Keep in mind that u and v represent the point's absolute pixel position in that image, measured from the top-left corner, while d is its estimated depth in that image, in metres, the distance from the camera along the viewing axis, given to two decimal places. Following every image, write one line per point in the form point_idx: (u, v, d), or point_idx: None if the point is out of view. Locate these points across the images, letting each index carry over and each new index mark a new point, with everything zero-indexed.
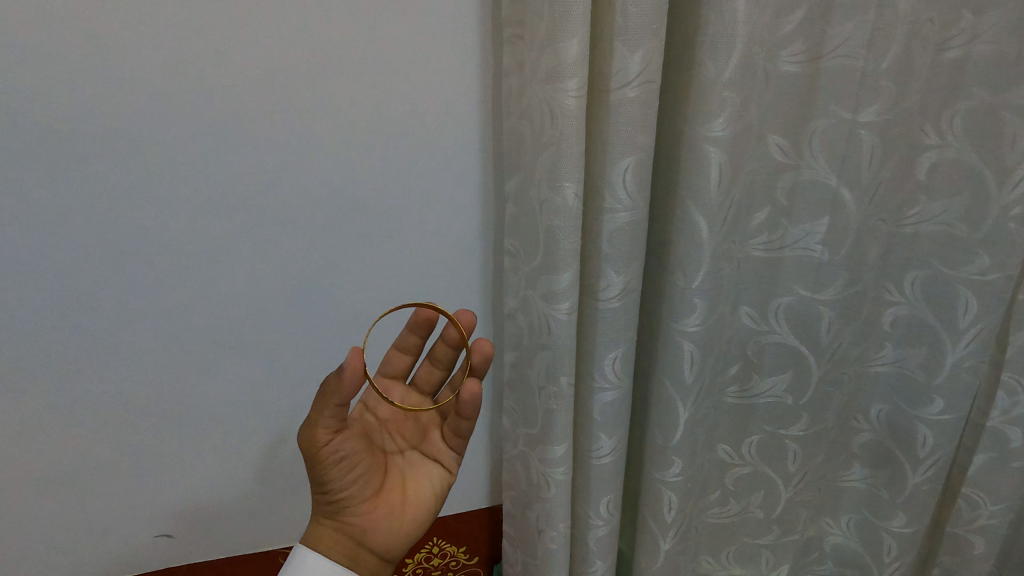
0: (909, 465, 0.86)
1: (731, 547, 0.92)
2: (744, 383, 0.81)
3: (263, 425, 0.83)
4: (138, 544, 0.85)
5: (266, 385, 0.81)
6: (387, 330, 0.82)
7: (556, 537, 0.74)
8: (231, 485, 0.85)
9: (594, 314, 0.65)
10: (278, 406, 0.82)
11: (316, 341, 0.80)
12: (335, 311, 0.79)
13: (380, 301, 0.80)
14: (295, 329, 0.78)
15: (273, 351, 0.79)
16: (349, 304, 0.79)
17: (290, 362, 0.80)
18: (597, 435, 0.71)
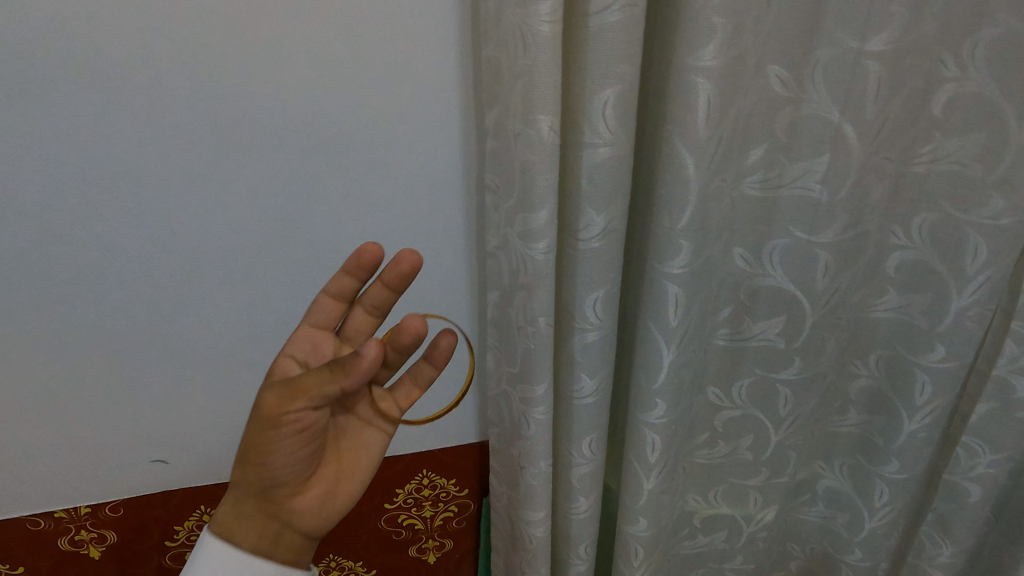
0: (906, 412, 0.85)
1: (719, 487, 0.93)
2: (736, 327, 0.79)
3: (255, 357, 0.84)
4: (132, 470, 0.86)
5: (253, 319, 0.81)
6: None
7: (537, 474, 0.75)
8: (226, 416, 0.87)
9: (574, 255, 0.64)
10: (269, 340, 0.83)
11: (302, 277, 0.79)
12: (321, 247, 0.78)
13: (367, 238, 0.78)
14: (282, 264, 0.78)
15: (260, 285, 0.79)
16: (334, 241, 0.78)
17: (278, 297, 0.80)
18: (579, 375, 0.71)
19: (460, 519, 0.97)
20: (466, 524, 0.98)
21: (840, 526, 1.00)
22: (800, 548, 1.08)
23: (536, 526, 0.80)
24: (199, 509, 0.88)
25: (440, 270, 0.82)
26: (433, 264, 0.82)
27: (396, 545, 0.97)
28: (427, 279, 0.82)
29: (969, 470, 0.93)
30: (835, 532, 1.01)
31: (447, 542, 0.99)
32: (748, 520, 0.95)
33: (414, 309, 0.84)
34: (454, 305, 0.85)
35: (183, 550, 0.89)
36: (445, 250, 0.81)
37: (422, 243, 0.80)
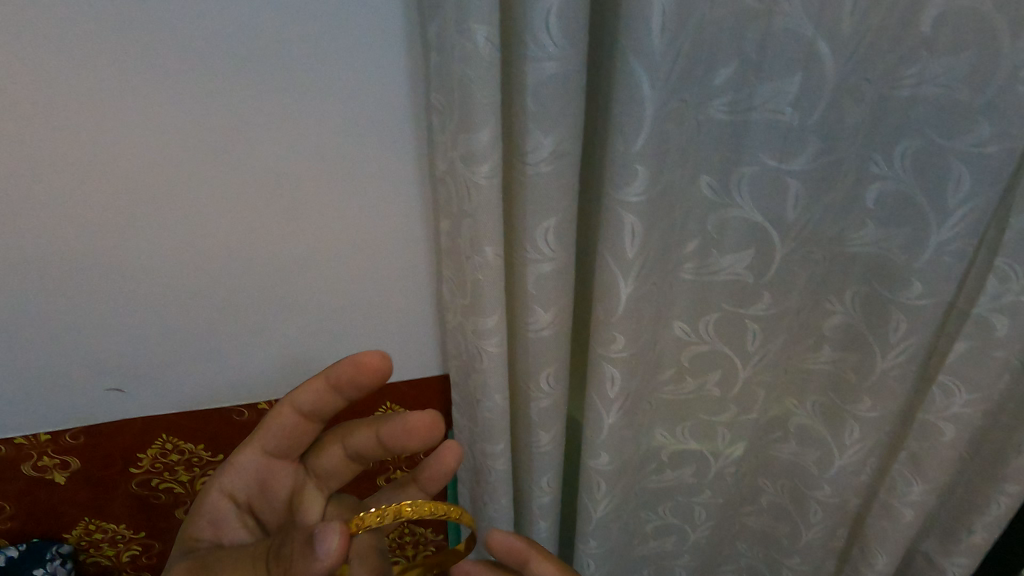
0: (879, 349, 0.83)
1: (686, 423, 0.92)
2: (702, 260, 0.76)
3: (200, 297, 0.78)
4: (86, 401, 0.83)
5: (199, 254, 0.75)
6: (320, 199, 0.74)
7: (493, 407, 0.74)
8: (173, 357, 0.82)
9: (524, 180, 0.60)
10: (215, 279, 0.77)
11: (248, 211, 0.73)
12: (266, 178, 0.71)
13: (317, 168, 0.72)
14: (225, 196, 0.71)
15: (201, 220, 0.72)
16: (280, 171, 0.71)
17: (222, 233, 0.74)
18: (533, 308, 0.68)
19: None
20: None
21: (810, 463, 1.00)
22: (770, 483, 1.09)
23: (494, 458, 0.79)
24: (160, 438, 0.87)
25: (396, 205, 0.77)
26: (388, 198, 0.76)
27: None
28: (381, 214, 0.77)
29: (944, 409, 0.93)
30: (805, 469, 1.02)
31: None
32: (715, 455, 0.95)
33: (371, 245, 0.79)
34: (412, 241, 0.80)
35: (149, 475, 0.89)
36: (401, 183, 0.75)
37: (372, 173, 0.74)
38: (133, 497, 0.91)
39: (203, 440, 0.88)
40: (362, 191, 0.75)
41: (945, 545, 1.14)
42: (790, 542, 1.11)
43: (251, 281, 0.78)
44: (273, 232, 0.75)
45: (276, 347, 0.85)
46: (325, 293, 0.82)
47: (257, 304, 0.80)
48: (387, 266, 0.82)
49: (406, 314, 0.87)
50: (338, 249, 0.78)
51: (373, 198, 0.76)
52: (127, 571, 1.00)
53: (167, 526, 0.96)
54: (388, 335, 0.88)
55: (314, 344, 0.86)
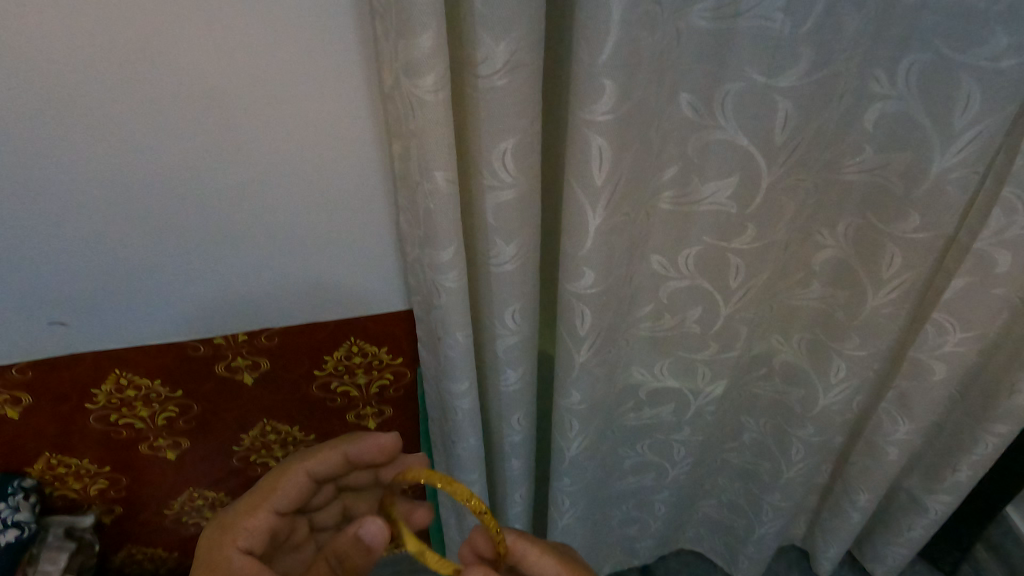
0: (870, 287, 0.80)
1: (666, 360, 0.88)
2: (683, 187, 0.70)
3: (131, 237, 0.69)
4: (23, 340, 0.76)
5: (125, 190, 0.65)
6: (258, 125, 0.63)
7: (455, 345, 0.70)
8: (112, 301, 0.75)
9: (476, 96, 0.53)
10: (146, 221, 0.68)
11: (173, 146, 0.63)
12: (191, 108, 0.60)
13: (250, 97, 0.61)
14: (145, 128, 0.61)
15: (121, 155, 0.62)
16: (207, 100, 0.60)
17: (147, 171, 0.64)
18: (493, 239, 0.63)
19: (397, 387, 0.94)
20: (404, 393, 0.95)
21: (794, 401, 0.98)
22: (753, 421, 1.06)
23: (460, 398, 0.76)
24: (113, 373, 0.82)
25: (345, 138, 0.66)
26: (337, 131, 0.65)
27: (331, 412, 0.94)
28: (330, 149, 0.67)
29: (937, 349, 0.89)
30: (789, 407, 0.99)
31: (385, 410, 0.96)
32: (695, 394, 0.92)
33: (320, 183, 0.69)
34: (368, 180, 0.70)
35: (106, 410, 0.86)
36: (351, 113, 0.64)
37: (315, 93, 0.62)
38: (93, 432, 0.88)
39: (159, 376, 0.83)
40: (305, 122, 0.64)
41: (927, 483, 1.13)
42: (771, 479, 1.10)
43: (187, 222, 0.69)
44: (206, 164, 0.65)
45: (225, 293, 0.77)
46: (273, 236, 0.73)
47: (198, 242, 0.71)
48: (340, 208, 0.72)
49: (367, 259, 0.78)
50: (283, 188, 0.69)
51: (319, 130, 0.65)
52: (96, 502, 0.98)
53: (132, 460, 0.94)
54: (346, 280, 0.79)
55: (265, 290, 0.78)
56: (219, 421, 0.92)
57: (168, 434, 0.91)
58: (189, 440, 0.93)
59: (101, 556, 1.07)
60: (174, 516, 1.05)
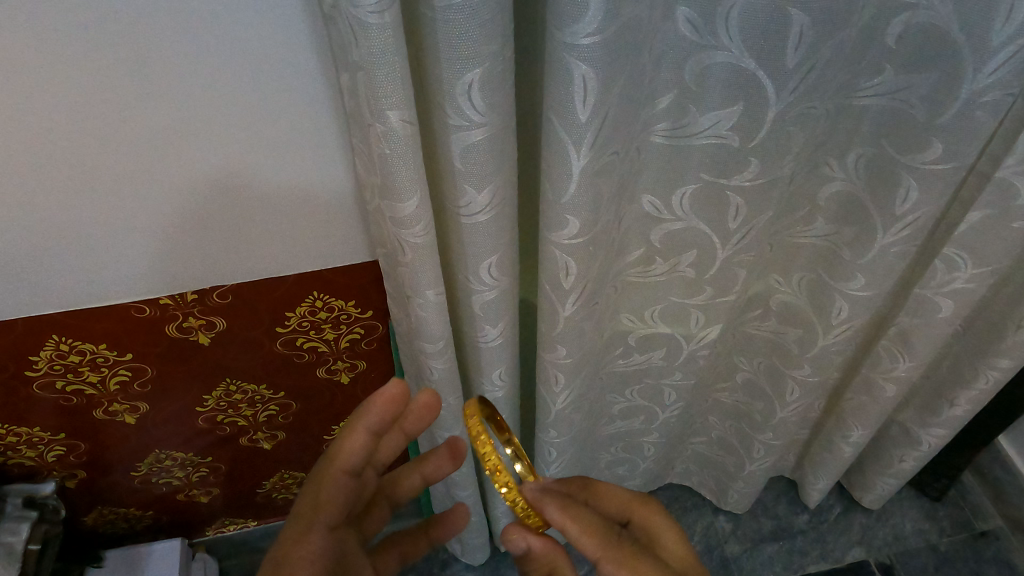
0: (881, 224, 0.73)
1: (657, 306, 0.82)
2: (677, 119, 0.61)
3: (43, 195, 0.59)
4: None
5: (26, 138, 0.54)
6: (178, 56, 0.52)
7: (426, 304, 0.63)
8: (33, 268, 0.65)
9: (433, 18, 0.44)
10: (56, 178, 0.58)
11: (75, 88, 0.52)
12: (90, 39, 0.49)
13: (164, 25, 0.50)
14: (38, 61, 0.49)
15: (13, 99, 0.51)
16: (109, 30, 0.49)
17: (47, 119, 0.53)
18: (462, 188, 0.55)
19: (370, 340, 0.87)
20: (378, 346, 0.88)
21: (791, 342, 0.92)
22: (747, 362, 1.01)
23: (435, 358, 0.70)
24: (51, 339, 0.74)
25: (285, 73, 0.55)
26: (275, 64, 0.55)
27: (299, 368, 0.88)
28: (269, 87, 0.56)
29: (945, 285, 0.83)
30: (785, 347, 0.94)
31: (358, 364, 0.90)
32: (688, 338, 0.86)
33: (260, 127, 0.59)
34: (318, 119, 0.60)
35: (51, 378, 0.79)
36: (289, 42, 0.53)
37: (245, 15, 0.51)
38: (41, 400, 0.81)
39: (105, 340, 0.76)
40: (235, 55, 0.53)
41: (921, 416, 1.10)
42: (764, 418, 1.06)
43: (107, 178, 0.59)
44: (123, 103, 0.54)
45: (164, 255, 0.68)
46: (212, 190, 0.63)
47: (127, 196, 0.61)
48: (289, 153, 0.62)
49: (324, 210, 0.68)
50: (216, 134, 0.58)
51: (254, 63, 0.54)
52: (56, 469, 0.93)
53: (89, 426, 0.88)
54: (305, 232, 0.70)
55: (213, 248, 0.69)
56: (178, 382, 0.85)
57: (123, 398, 0.84)
58: (148, 404, 0.87)
59: (70, 518, 1.03)
60: (144, 477, 1.00)
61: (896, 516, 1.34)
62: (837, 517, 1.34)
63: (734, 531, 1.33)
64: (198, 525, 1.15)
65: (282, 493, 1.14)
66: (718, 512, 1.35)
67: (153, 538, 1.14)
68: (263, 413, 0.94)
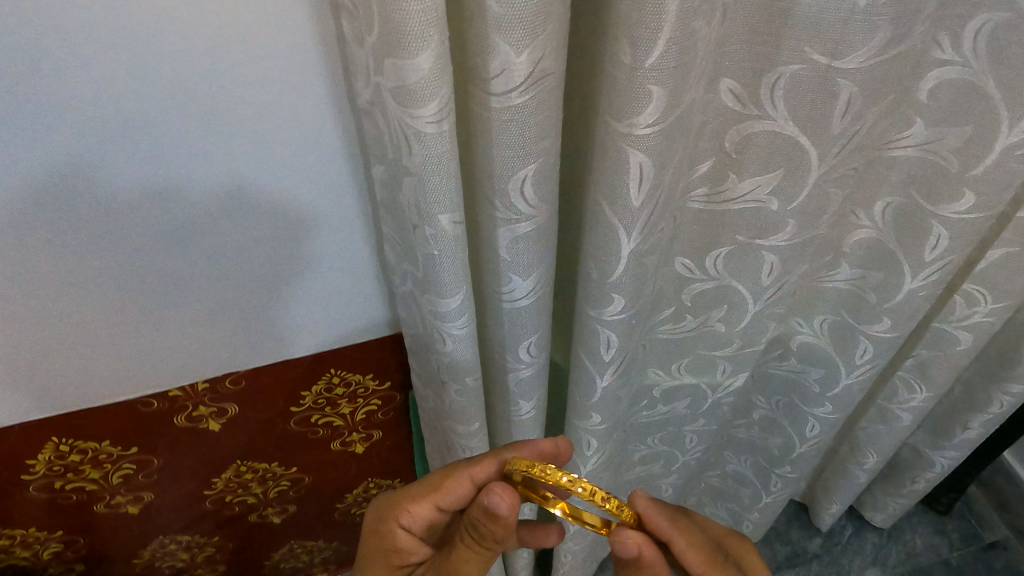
0: (909, 270, 0.72)
1: (683, 360, 0.80)
2: (715, 183, 0.59)
3: (47, 298, 0.54)
4: None
5: (31, 246, 0.50)
6: (198, 152, 0.48)
7: (463, 390, 0.60)
8: (35, 368, 0.61)
9: (487, 118, 0.41)
10: (62, 280, 0.53)
11: (86, 189, 0.48)
12: (104, 141, 0.45)
13: (184, 121, 0.46)
14: (47, 169, 0.46)
15: (19, 210, 0.47)
16: (125, 129, 0.45)
17: (56, 222, 0.49)
18: (507, 276, 0.52)
19: (386, 410, 0.83)
20: (394, 415, 0.84)
21: (812, 381, 0.91)
22: (765, 399, 1.00)
23: (470, 437, 0.67)
24: (51, 441, 0.69)
25: (312, 160, 0.52)
26: (298, 153, 0.51)
27: (313, 443, 0.84)
28: (292, 175, 0.53)
29: (964, 319, 0.83)
30: (805, 386, 0.93)
31: (374, 433, 0.86)
32: (713, 388, 0.84)
33: (281, 215, 0.55)
34: (340, 201, 0.57)
35: (48, 479, 0.73)
36: (312, 130, 0.50)
37: (271, 109, 0.48)
38: (37, 502, 0.76)
39: (108, 437, 0.71)
40: (259, 147, 0.50)
41: (933, 439, 1.10)
42: (782, 453, 1.05)
43: (116, 275, 0.55)
44: (138, 203, 0.50)
45: (175, 344, 0.64)
46: (227, 278, 0.59)
47: (138, 291, 0.57)
48: (312, 236, 0.58)
49: (345, 288, 0.65)
50: (235, 225, 0.55)
51: (277, 154, 0.51)
52: (53, 565, 0.86)
53: (88, 521, 0.82)
54: (325, 310, 0.67)
55: (227, 333, 0.65)
56: (185, 470, 0.80)
57: (126, 490, 0.79)
58: (153, 493, 0.81)
59: None
60: (146, 564, 0.94)
61: (906, 533, 1.34)
62: (849, 538, 1.34)
63: None
64: None
65: (290, 562, 1.09)
66: None
67: None
68: (274, 489, 0.89)
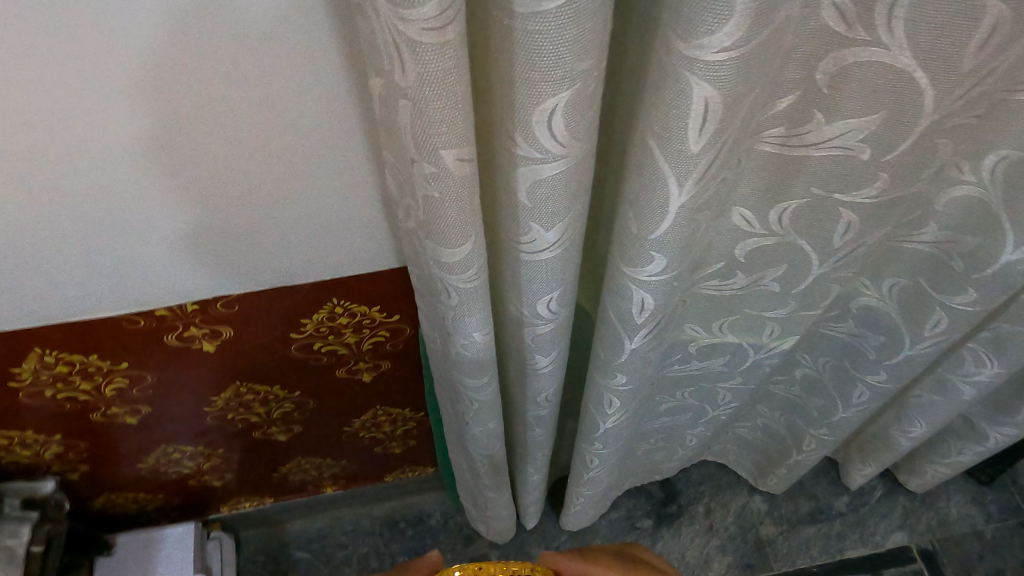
0: (1013, 238, 0.59)
1: (727, 318, 0.71)
2: (796, 122, 0.48)
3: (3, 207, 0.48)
4: None
5: None
6: (158, 46, 0.39)
7: (471, 343, 0.53)
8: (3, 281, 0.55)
9: (508, 26, 0.31)
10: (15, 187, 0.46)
11: (26, 83, 0.40)
12: (41, 26, 0.37)
13: (136, 7, 0.37)
14: None
15: None
16: (63, 11, 0.36)
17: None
18: (526, 224, 0.43)
19: (395, 342, 0.77)
20: (404, 348, 0.78)
21: (869, 347, 0.82)
22: (811, 359, 0.91)
23: (479, 388, 0.61)
24: (35, 351, 0.64)
25: (301, 64, 0.43)
26: (283, 54, 0.42)
27: (317, 370, 0.79)
28: (276, 82, 0.44)
29: None
30: (859, 350, 0.83)
31: (382, 364, 0.81)
32: (757, 348, 0.76)
33: (267, 128, 0.47)
34: (336, 115, 0.47)
35: (38, 387, 0.70)
36: (299, 26, 0.41)
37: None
38: (31, 407, 0.73)
39: (95, 351, 0.66)
40: (235, 43, 0.40)
41: (991, 414, 1.01)
42: (821, 415, 0.97)
43: (79, 186, 0.48)
44: (93, 103, 0.42)
45: (156, 264, 0.57)
46: (209, 196, 0.51)
47: (108, 205, 0.50)
48: (304, 154, 0.50)
49: (346, 214, 0.57)
50: (212, 137, 0.46)
51: (257, 56, 0.41)
52: (56, 465, 0.85)
53: (86, 428, 0.79)
54: (324, 237, 0.59)
55: (215, 256, 0.58)
56: (182, 387, 0.76)
57: (122, 403, 0.76)
58: (150, 407, 0.78)
59: (77, 504, 0.97)
60: (151, 468, 0.93)
61: (941, 499, 1.27)
62: (879, 499, 1.28)
63: (770, 512, 1.27)
64: (210, 505, 1.10)
65: (299, 475, 1.07)
66: (754, 491, 1.29)
67: (165, 518, 1.09)
68: (277, 410, 0.86)
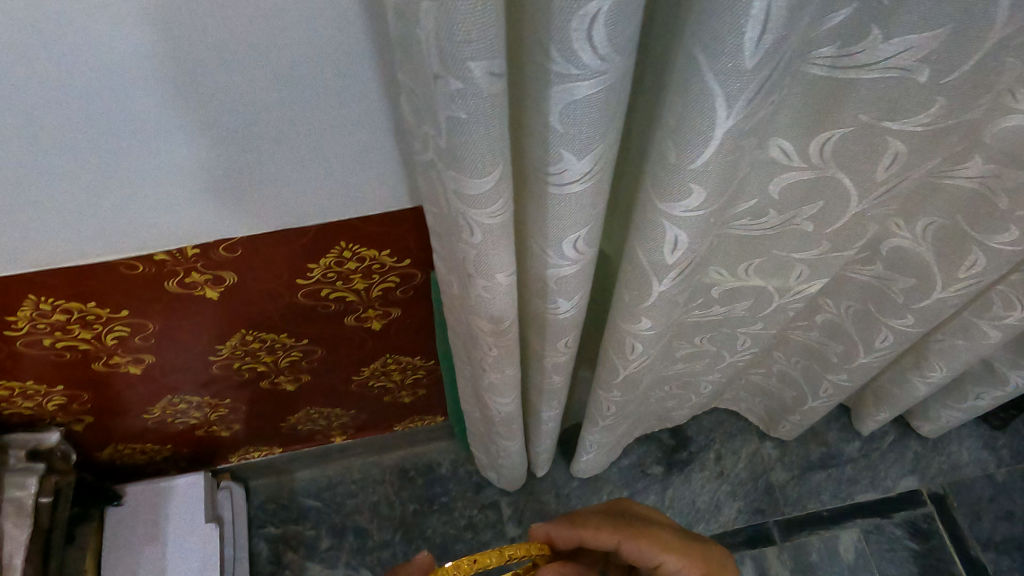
0: None
1: (755, 260, 0.67)
2: (849, 41, 0.43)
3: None
4: None
5: None
6: None
7: (492, 286, 0.50)
8: None
9: None
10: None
11: None
12: None
13: None
14: None
15: None
16: None
17: None
18: (557, 153, 0.39)
19: (405, 288, 0.74)
20: (415, 294, 0.75)
21: (897, 290, 0.79)
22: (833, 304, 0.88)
23: (498, 333, 0.58)
24: (30, 299, 0.61)
25: None
26: None
27: (326, 317, 0.76)
28: None
29: None
30: (886, 294, 0.80)
31: (392, 311, 0.78)
32: (783, 291, 0.73)
33: (268, 48, 0.43)
34: (344, 34, 0.43)
35: (36, 336, 0.67)
36: None
37: None
38: (30, 357, 0.70)
39: (93, 298, 0.63)
40: None
41: (1014, 358, 0.98)
42: (841, 361, 0.95)
43: (66, 114, 0.44)
44: (74, 15, 0.38)
45: (153, 203, 0.53)
46: (207, 125, 0.47)
47: (98, 136, 0.46)
48: (309, 79, 0.46)
49: (355, 148, 0.53)
50: (208, 56, 0.42)
51: None
52: (60, 416, 0.83)
53: (88, 378, 0.77)
54: (332, 174, 0.55)
55: (215, 194, 0.54)
56: (186, 335, 0.73)
57: (124, 352, 0.73)
58: (153, 355, 0.75)
59: (85, 455, 0.95)
60: (158, 418, 0.91)
61: (953, 444, 1.27)
62: (890, 445, 1.27)
63: (781, 458, 1.26)
64: (219, 455, 1.08)
65: (308, 424, 1.06)
66: (765, 437, 1.28)
67: (174, 469, 1.08)
68: (285, 359, 0.83)
